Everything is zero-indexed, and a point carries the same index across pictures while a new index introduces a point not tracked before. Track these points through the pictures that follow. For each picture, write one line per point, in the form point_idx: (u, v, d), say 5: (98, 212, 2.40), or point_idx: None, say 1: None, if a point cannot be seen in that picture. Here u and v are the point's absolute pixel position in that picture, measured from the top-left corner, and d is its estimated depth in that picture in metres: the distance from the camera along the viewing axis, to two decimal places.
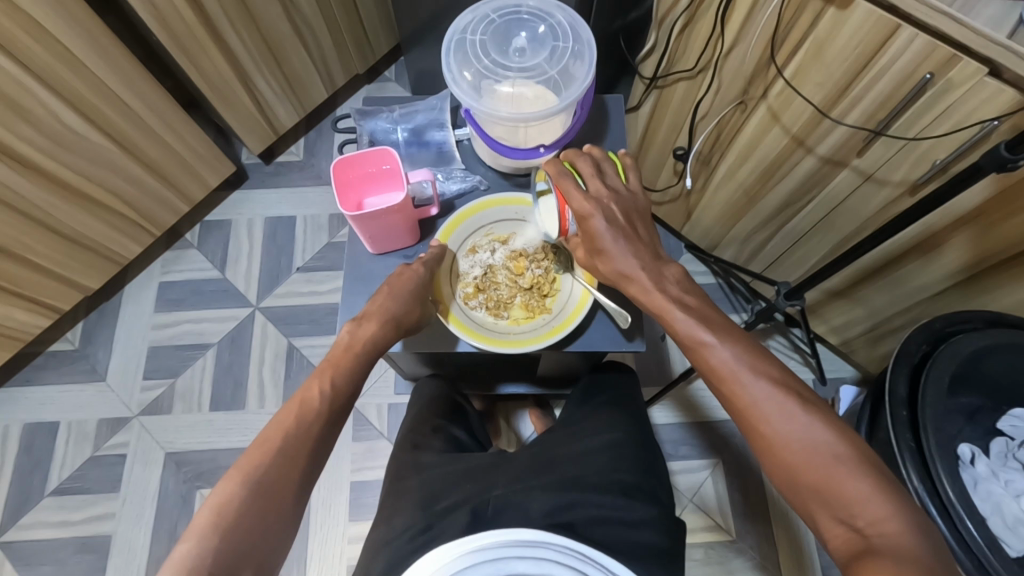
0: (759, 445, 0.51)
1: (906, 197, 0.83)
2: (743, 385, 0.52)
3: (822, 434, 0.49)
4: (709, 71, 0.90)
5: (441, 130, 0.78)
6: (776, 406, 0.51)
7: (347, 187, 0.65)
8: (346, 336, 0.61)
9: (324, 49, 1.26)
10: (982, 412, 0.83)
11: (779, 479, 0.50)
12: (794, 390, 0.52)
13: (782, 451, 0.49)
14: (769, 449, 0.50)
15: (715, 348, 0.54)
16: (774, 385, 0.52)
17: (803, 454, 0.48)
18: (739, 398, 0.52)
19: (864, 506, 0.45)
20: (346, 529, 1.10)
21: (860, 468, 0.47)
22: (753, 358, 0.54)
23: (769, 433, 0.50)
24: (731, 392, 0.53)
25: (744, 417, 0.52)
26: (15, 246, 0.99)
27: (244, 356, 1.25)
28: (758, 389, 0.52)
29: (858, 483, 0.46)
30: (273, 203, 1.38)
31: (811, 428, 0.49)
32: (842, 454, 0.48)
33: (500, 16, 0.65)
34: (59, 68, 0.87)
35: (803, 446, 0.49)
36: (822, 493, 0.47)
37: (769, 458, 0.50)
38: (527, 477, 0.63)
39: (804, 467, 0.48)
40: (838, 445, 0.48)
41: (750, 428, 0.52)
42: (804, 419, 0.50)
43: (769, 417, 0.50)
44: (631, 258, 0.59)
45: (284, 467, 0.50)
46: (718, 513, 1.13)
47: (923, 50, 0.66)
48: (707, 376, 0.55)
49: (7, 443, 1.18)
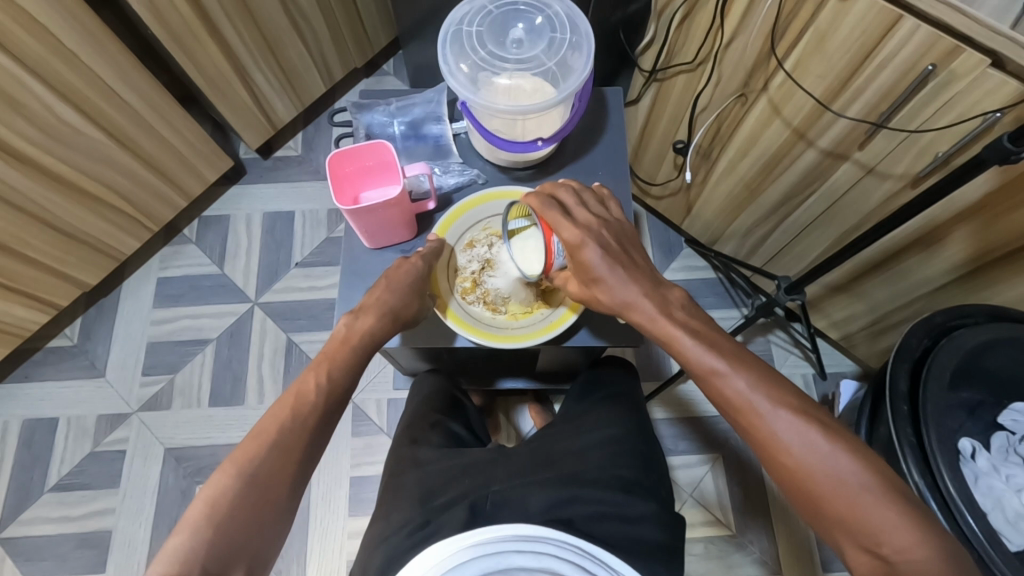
0: (778, 474, 0.50)
1: (908, 189, 0.82)
2: (761, 416, 0.51)
3: (845, 462, 0.48)
4: (709, 64, 0.89)
5: (438, 124, 0.77)
6: (796, 436, 0.50)
7: (342, 182, 0.65)
8: (344, 329, 0.61)
9: (322, 43, 1.25)
10: (983, 406, 0.83)
11: (800, 505, 0.50)
12: (812, 416, 0.51)
13: (804, 480, 0.49)
14: (790, 478, 0.49)
15: (729, 377, 0.53)
16: (791, 413, 0.50)
17: (826, 483, 0.48)
18: (756, 429, 0.51)
19: (890, 536, 0.45)
20: (346, 525, 1.10)
21: (884, 495, 0.46)
22: (767, 384, 0.52)
23: (789, 464, 0.49)
24: (748, 422, 0.52)
25: (763, 447, 0.51)
26: (11, 241, 0.98)
27: (243, 351, 1.25)
28: (777, 418, 0.50)
29: (883, 512, 0.46)
30: (272, 198, 1.37)
31: (833, 457, 0.48)
32: (866, 481, 0.47)
33: (497, 7, 0.64)
34: (54, 62, 0.86)
35: (826, 476, 0.48)
36: (847, 523, 0.47)
37: (791, 486, 0.50)
38: (525, 474, 0.62)
39: (827, 497, 0.48)
40: (862, 473, 0.47)
41: (768, 458, 0.51)
42: (825, 447, 0.49)
43: (788, 448, 0.50)
44: (629, 286, 0.59)
45: (279, 460, 0.49)
46: (718, 508, 1.13)
47: (926, 41, 0.65)
48: (721, 404, 0.54)
49: (7, 440, 1.18)
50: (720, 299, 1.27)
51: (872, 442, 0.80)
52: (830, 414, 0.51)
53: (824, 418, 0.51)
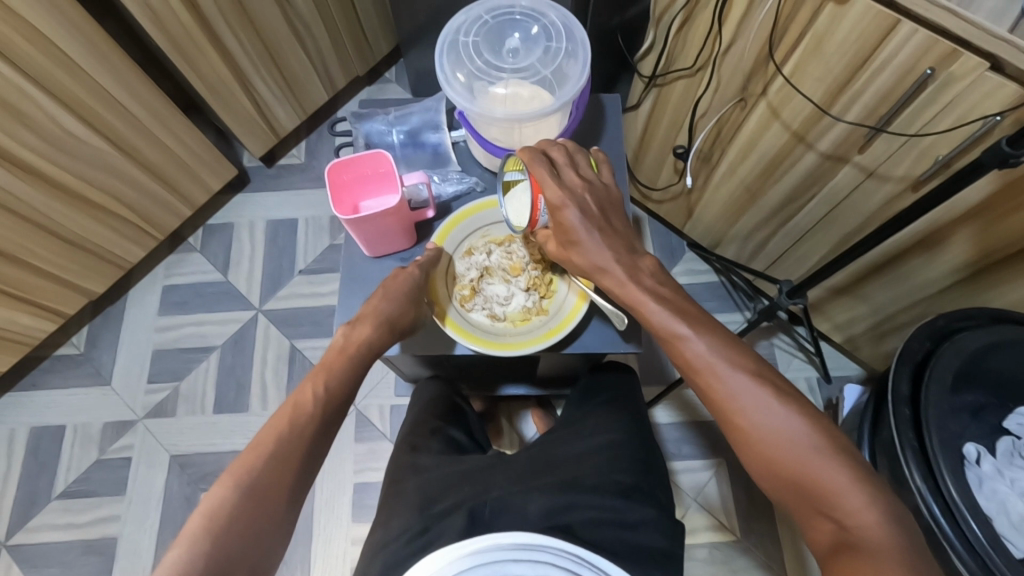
0: (735, 437, 0.53)
1: (909, 192, 0.82)
2: (721, 377, 0.53)
3: (799, 426, 0.50)
4: (708, 69, 0.89)
5: (437, 132, 0.77)
6: (753, 397, 0.52)
7: (341, 191, 0.65)
8: (341, 339, 0.61)
9: (324, 52, 1.26)
10: (988, 410, 0.82)
11: (756, 470, 0.52)
12: (770, 379, 0.53)
13: (759, 444, 0.51)
14: (747, 441, 0.52)
15: (691, 340, 0.55)
16: (750, 377, 0.53)
17: (780, 445, 0.50)
18: (716, 390, 0.53)
19: (841, 498, 0.47)
20: (349, 531, 1.10)
21: (835, 458, 0.49)
22: (729, 348, 0.55)
23: (746, 425, 0.52)
24: (708, 385, 0.54)
25: (721, 409, 0.53)
26: (18, 250, 1.00)
27: (247, 358, 1.26)
28: (734, 380, 0.53)
29: (834, 475, 0.48)
30: (275, 206, 1.38)
31: (788, 421, 0.51)
32: (818, 445, 0.49)
33: (493, 17, 0.65)
34: (58, 73, 0.87)
35: (781, 439, 0.50)
36: (800, 486, 0.49)
37: (746, 450, 0.52)
38: (524, 480, 0.62)
39: (781, 459, 0.50)
40: (814, 436, 0.50)
41: (726, 420, 0.53)
42: (781, 410, 0.51)
43: (745, 410, 0.52)
44: (603, 250, 0.60)
45: (278, 470, 0.50)
46: (722, 513, 1.12)
47: (922, 45, 0.65)
48: (682, 366, 0.56)
49: (14, 447, 1.19)
50: (722, 303, 1.27)
51: (874, 446, 0.79)
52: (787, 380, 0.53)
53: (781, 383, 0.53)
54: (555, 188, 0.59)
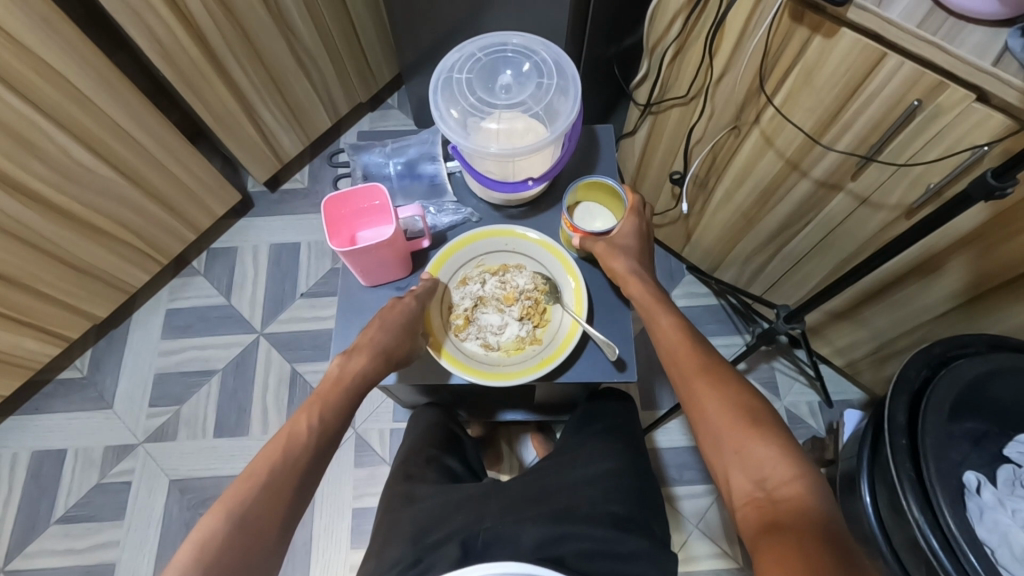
0: (693, 411, 0.57)
1: (902, 220, 0.83)
2: (688, 357, 0.60)
3: (751, 410, 0.54)
4: (701, 98, 0.91)
5: (432, 163, 0.80)
6: (717, 380, 0.57)
7: (339, 223, 0.66)
8: (336, 369, 0.62)
9: (327, 80, 1.29)
10: (988, 438, 0.81)
11: (705, 446, 0.55)
12: (736, 373, 0.58)
13: (711, 416, 0.55)
14: (702, 415, 0.56)
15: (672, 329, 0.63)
16: (716, 364, 0.59)
17: (732, 422, 0.54)
18: (683, 368, 0.59)
19: (774, 470, 0.49)
20: (347, 557, 1.10)
21: (777, 438, 0.51)
22: (702, 343, 0.61)
23: (703, 399, 0.56)
24: (677, 363, 0.60)
25: (686, 387, 0.58)
26: (23, 276, 1.01)
27: (248, 381, 1.27)
28: (701, 364, 0.59)
29: (771, 450, 0.51)
30: (278, 230, 1.40)
31: (741, 403, 0.55)
32: (764, 425, 0.53)
33: (486, 55, 0.67)
34: (68, 105, 0.90)
35: (731, 415, 0.54)
36: (739, 457, 0.52)
37: (701, 425, 0.56)
38: (517, 509, 0.62)
39: (726, 432, 0.53)
40: (763, 419, 0.53)
41: (688, 395, 0.58)
42: (735, 394, 0.56)
43: (706, 386, 0.57)
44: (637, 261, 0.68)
45: (269, 502, 0.50)
46: (724, 539, 1.11)
47: (910, 77, 0.67)
48: (661, 348, 0.63)
49: (16, 471, 1.20)
50: (722, 326, 1.27)
51: (874, 474, 0.79)
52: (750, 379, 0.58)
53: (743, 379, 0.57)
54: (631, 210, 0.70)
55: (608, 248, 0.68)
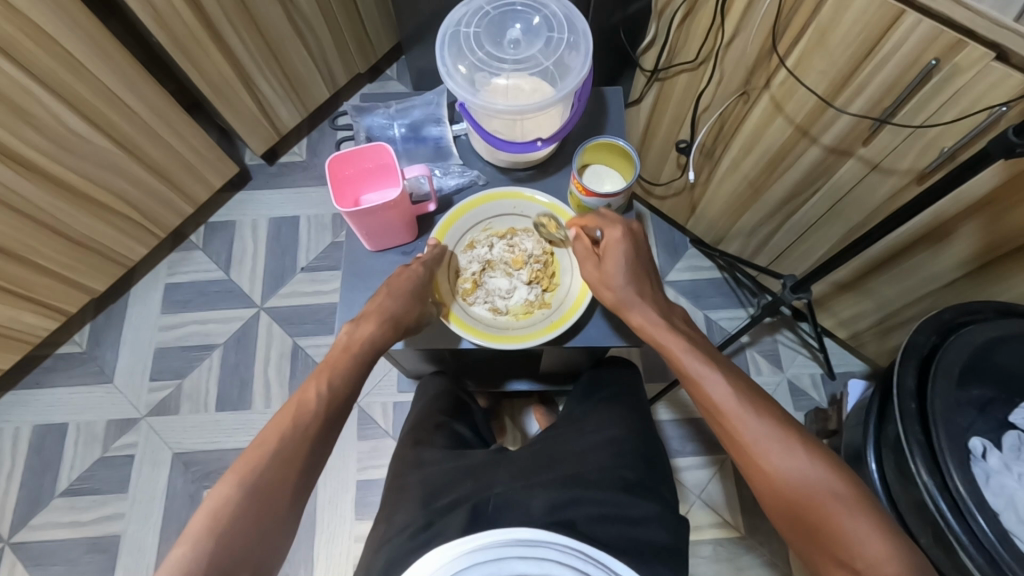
0: (755, 476, 0.55)
1: (914, 185, 0.81)
2: (745, 422, 0.56)
3: (821, 475, 0.52)
4: (710, 63, 0.89)
5: (438, 126, 0.78)
6: (775, 442, 0.55)
7: (343, 184, 0.65)
8: (345, 337, 0.62)
9: (325, 49, 1.26)
10: (994, 405, 0.81)
11: (778, 515, 0.54)
12: (791, 428, 0.56)
13: (781, 487, 0.53)
14: (768, 484, 0.54)
15: (713, 383, 0.59)
16: (771, 423, 0.56)
17: (802, 491, 0.52)
18: (740, 433, 0.56)
19: (861, 547, 0.48)
20: (352, 529, 1.10)
21: (856, 506, 0.50)
22: (751, 396, 0.58)
23: (768, 468, 0.54)
24: (734, 429, 0.57)
25: (744, 453, 0.56)
26: (20, 248, 1.00)
27: (250, 355, 1.26)
28: (758, 427, 0.56)
29: (856, 524, 0.49)
30: (277, 204, 1.38)
31: (810, 468, 0.53)
32: (841, 493, 0.51)
33: (494, 8, 0.65)
34: (61, 72, 0.87)
35: (803, 485, 0.52)
36: (821, 534, 0.50)
37: (769, 494, 0.54)
38: (527, 476, 0.62)
39: (801, 505, 0.52)
40: (837, 484, 0.52)
41: (749, 462, 0.55)
42: (802, 458, 0.53)
43: (770, 453, 0.54)
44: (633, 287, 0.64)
45: (281, 469, 0.50)
46: (726, 510, 1.11)
47: (928, 35, 0.65)
48: (709, 408, 0.59)
49: (18, 445, 1.20)
50: (725, 299, 1.26)
51: (880, 441, 0.79)
52: (809, 432, 0.56)
53: (801, 434, 0.56)
54: (611, 224, 0.66)
55: (590, 258, 0.66)
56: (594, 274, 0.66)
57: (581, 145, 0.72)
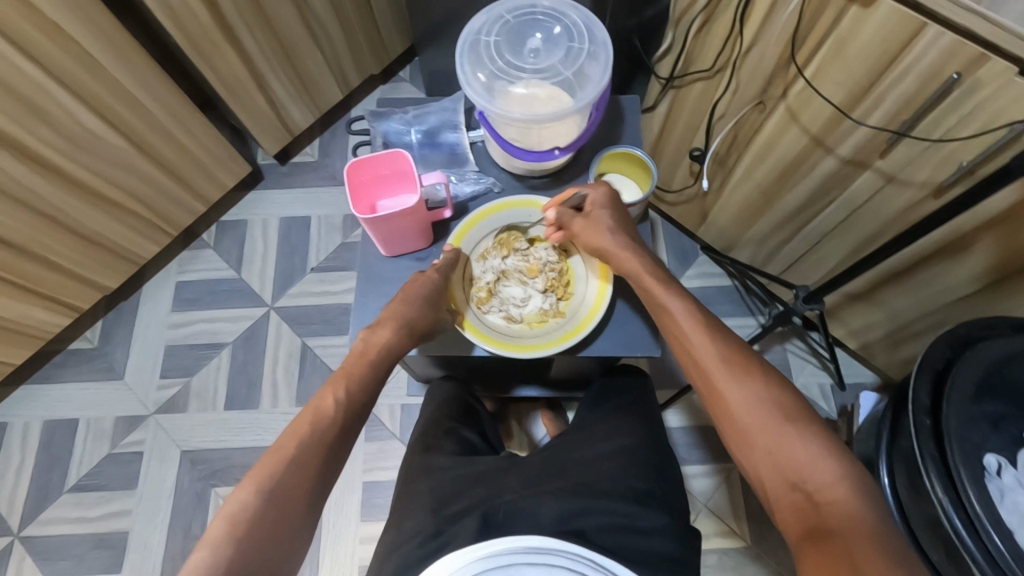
0: (714, 403, 0.55)
1: (930, 199, 0.81)
2: (710, 352, 0.57)
3: (780, 404, 0.52)
4: (726, 71, 0.89)
5: (455, 132, 0.78)
6: (736, 373, 0.55)
7: (360, 191, 0.65)
8: (361, 343, 0.62)
9: (339, 50, 1.27)
10: (1008, 420, 0.79)
11: (733, 440, 0.54)
12: (753, 361, 0.56)
13: (739, 413, 0.53)
14: (725, 409, 0.54)
15: (682, 319, 0.60)
16: (733, 352, 0.56)
17: (758, 417, 0.52)
18: (704, 361, 0.57)
19: (811, 470, 0.48)
20: (357, 530, 1.10)
21: (811, 433, 0.50)
22: (719, 331, 0.58)
23: (727, 395, 0.54)
24: (698, 360, 0.57)
25: (705, 382, 0.56)
26: (34, 245, 1.00)
27: (259, 355, 1.26)
28: (723, 357, 0.56)
29: (807, 447, 0.49)
30: (288, 204, 1.39)
31: (769, 397, 0.53)
32: (796, 419, 0.51)
33: (515, 17, 0.65)
34: (77, 71, 0.88)
35: (760, 411, 0.52)
36: (771, 456, 0.50)
37: (727, 420, 0.54)
38: (537, 484, 0.62)
39: (758, 429, 0.52)
40: (793, 413, 0.52)
41: (709, 389, 0.56)
42: (762, 388, 0.54)
43: (730, 381, 0.55)
44: (619, 235, 0.65)
45: (299, 475, 0.50)
46: (732, 519, 1.11)
47: (949, 48, 0.64)
48: (674, 337, 0.60)
49: (28, 439, 1.20)
50: (735, 307, 1.26)
51: (893, 456, 0.78)
52: (770, 365, 0.56)
53: (764, 367, 0.56)
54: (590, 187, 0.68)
55: (581, 217, 0.68)
56: (589, 231, 0.66)
57: (599, 153, 0.72)
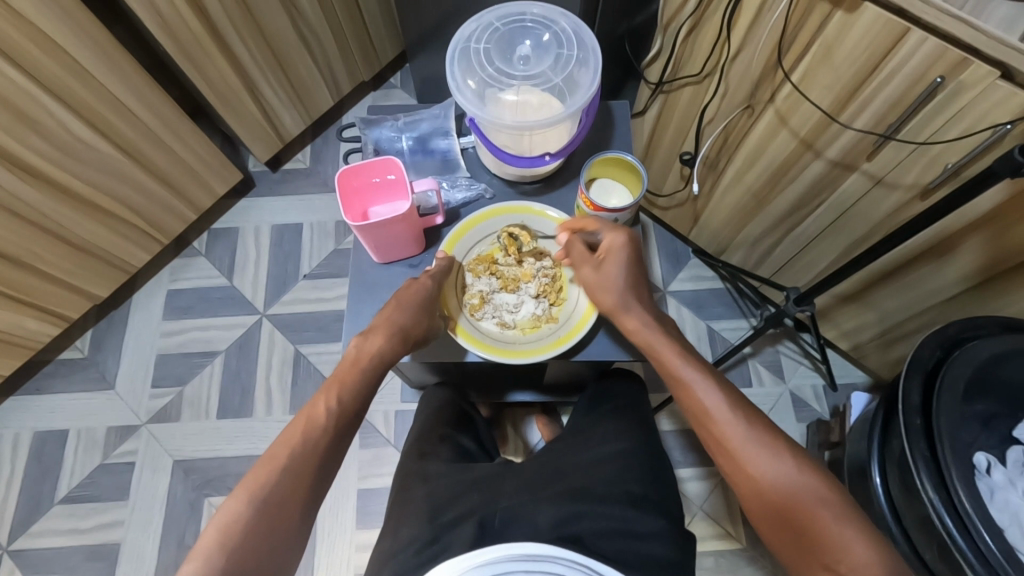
0: (741, 481, 0.55)
1: (917, 201, 0.82)
2: (733, 428, 0.56)
3: (809, 484, 0.52)
4: (715, 76, 0.90)
5: (446, 139, 0.79)
6: (762, 451, 0.55)
7: (353, 197, 0.66)
8: (354, 350, 0.61)
9: (330, 57, 1.27)
10: (998, 419, 0.81)
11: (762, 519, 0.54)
12: (777, 437, 0.56)
13: (768, 492, 0.53)
14: (753, 488, 0.54)
15: (702, 391, 0.59)
16: (759, 430, 0.56)
17: (788, 497, 0.52)
18: (728, 440, 0.56)
19: (843, 552, 0.49)
20: (353, 537, 1.10)
21: (844, 516, 0.50)
22: (740, 404, 0.58)
23: (755, 474, 0.54)
24: (722, 434, 0.57)
25: (731, 458, 0.56)
26: (24, 254, 1.00)
27: (252, 362, 1.26)
28: (746, 434, 0.56)
29: (844, 533, 0.49)
30: (280, 211, 1.38)
31: (797, 475, 0.53)
32: (829, 501, 0.51)
33: (504, 25, 0.65)
34: (67, 80, 0.88)
35: (789, 491, 0.52)
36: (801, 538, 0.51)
37: (752, 497, 0.55)
38: (532, 489, 0.62)
39: (790, 513, 0.52)
40: (822, 491, 0.52)
41: (731, 463, 0.56)
42: (789, 465, 0.54)
43: (757, 459, 0.54)
44: (622, 297, 0.65)
45: (292, 484, 0.50)
46: (728, 521, 1.11)
47: (933, 53, 0.65)
48: (696, 415, 0.59)
49: (17, 451, 1.19)
50: (727, 310, 1.26)
51: (886, 456, 0.79)
52: (794, 439, 0.56)
53: (788, 442, 0.55)
54: (621, 238, 0.66)
55: (588, 264, 0.66)
56: (593, 281, 0.66)
57: (589, 159, 0.72)
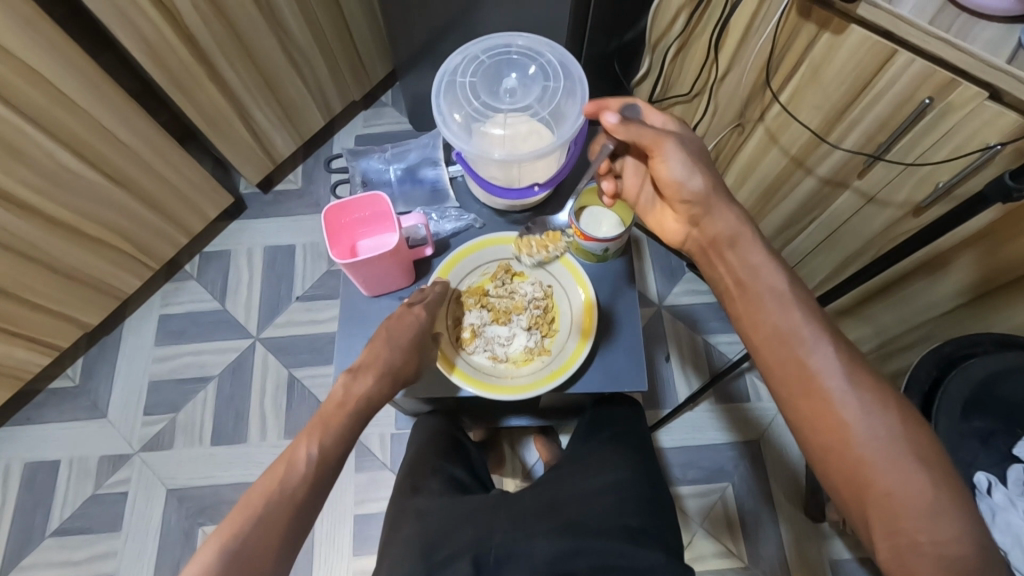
0: (817, 419, 0.49)
1: (910, 217, 0.80)
2: (818, 360, 0.51)
3: (896, 439, 0.47)
4: (704, 96, 0.94)
5: (436, 168, 0.82)
6: (848, 393, 0.49)
7: (341, 232, 0.65)
8: (342, 390, 0.60)
9: (320, 77, 1.27)
10: (997, 436, 0.79)
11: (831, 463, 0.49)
12: (871, 380, 0.49)
13: (849, 437, 0.48)
14: (831, 429, 0.48)
15: (790, 314, 0.53)
16: (847, 368, 0.50)
17: (869, 446, 0.47)
18: (811, 371, 0.50)
19: (925, 515, 0.44)
20: (350, 564, 1.08)
21: (930, 476, 0.45)
22: (830, 333, 0.52)
23: (836, 414, 0.48)
24: (804, 363, 0.51)
25: (811, 393, 0.50)
26: (12, 286, 0.99)
27: (245, 387, 1.24)
28: (832, 367, 0.50)
29: (928, 494, 0.44)
30: (271, 233, 1.38)
31: (885, 428, 0.47)
32: (917, 458, 0.46)
33: (490, 57, 0.65)
34: (55, 111, 0.87)
35: (872, 440, 0.47)
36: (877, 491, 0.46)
37: (824, 438, 0.49)
38: (526, 522, 0.61)
39: (869, 463, 0.46)
40: (910, 448, 0.46)
41: (807, 400, 0.50)
42: (879, 415, 0.48)
43: (843, 400, 0.49)
44: (708, 173, 0.60)
45: (265, 536, 0.49)
46: (730, 539, 1.10)
47: (920, 74, 0.65)
48: (773, 334, 0.53)
49: (9, 482, 1.17)
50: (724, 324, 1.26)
51: None
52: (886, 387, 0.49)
53: (882, 391, 0.49)
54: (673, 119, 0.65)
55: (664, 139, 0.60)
56: (677, 152, 0.59)
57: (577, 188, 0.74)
